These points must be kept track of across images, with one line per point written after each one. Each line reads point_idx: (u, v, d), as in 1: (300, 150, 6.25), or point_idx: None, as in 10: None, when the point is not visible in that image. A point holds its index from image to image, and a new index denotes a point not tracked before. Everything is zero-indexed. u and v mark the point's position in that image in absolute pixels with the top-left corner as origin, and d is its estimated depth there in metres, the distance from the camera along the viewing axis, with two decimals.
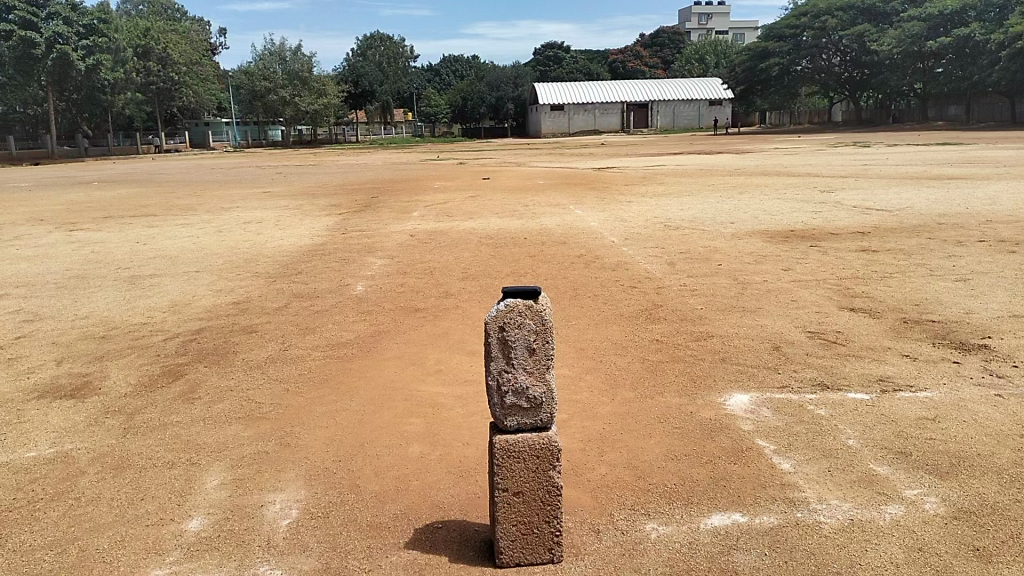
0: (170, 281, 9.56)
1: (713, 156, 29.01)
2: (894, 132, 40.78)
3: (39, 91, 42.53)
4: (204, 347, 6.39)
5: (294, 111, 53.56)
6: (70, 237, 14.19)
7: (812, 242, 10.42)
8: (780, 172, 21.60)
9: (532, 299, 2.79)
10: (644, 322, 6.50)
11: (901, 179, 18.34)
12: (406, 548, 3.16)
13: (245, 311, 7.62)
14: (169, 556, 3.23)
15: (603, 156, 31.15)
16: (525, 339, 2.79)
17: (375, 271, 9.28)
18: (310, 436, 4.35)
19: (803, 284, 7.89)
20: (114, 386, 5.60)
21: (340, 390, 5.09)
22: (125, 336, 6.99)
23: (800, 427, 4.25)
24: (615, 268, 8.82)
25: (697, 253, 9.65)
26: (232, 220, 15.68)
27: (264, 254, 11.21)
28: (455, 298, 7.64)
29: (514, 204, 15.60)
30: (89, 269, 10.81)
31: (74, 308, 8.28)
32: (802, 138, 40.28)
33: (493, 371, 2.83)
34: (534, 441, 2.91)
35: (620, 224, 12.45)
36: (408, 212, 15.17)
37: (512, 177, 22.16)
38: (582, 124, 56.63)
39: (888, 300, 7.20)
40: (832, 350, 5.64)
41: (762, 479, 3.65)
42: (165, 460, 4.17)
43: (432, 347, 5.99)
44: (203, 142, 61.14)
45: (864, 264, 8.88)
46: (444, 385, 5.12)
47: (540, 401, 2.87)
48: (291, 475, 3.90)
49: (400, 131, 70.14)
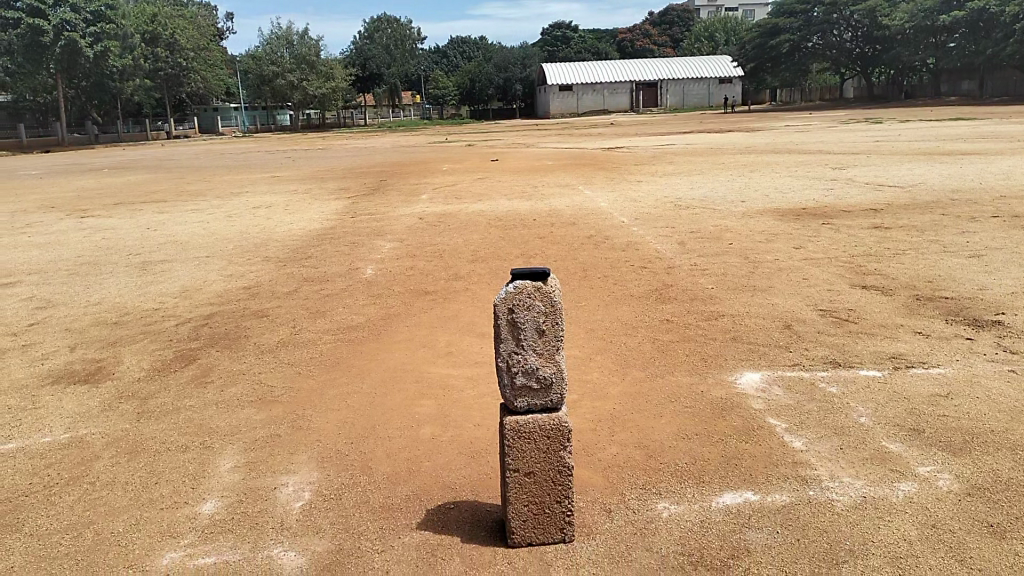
0: (181, 266, 9.59)
1: (724, 135, 28.79)
2: (908, 107, 40.43)
3: (47, 79, 42.58)
4: (216, 332, 6.41)
5: (302, 95, 53.43)
6: (81, 224, 14.28)
7: (823, 219, 10.36)
8: (790, 149, 21.47)
9: (541, 280, 2.77)
10: (654, 302, 6.49)
11: (913, 155, 18.19)
12: (418, 529, 3.18)
13: (255, 296, 7.66)
14: (183, 538, 3.26)
15: (612, 137, 30.99)
16: (535, 320, 2.78)
17: (385, 254, 9.29)
18: (323, 419, 4.37)
19: (814, 262, 7.84)
20: (127, 370, 5.64)
21: (351, 373, 5.10)
22: (138, 322, 7.03)
23: (811, 405, 4.23)
24: (625, 248, 8.80)
25: (707, 233, 9.62)
26: (242, 205, 15.72)
27: (274, 238, 11.24)
28: (465, 280, 7.64)
29: (523, 186, 15.55)
30: (101, 255, 10.87)
31: (86, 295, 8.32)
32: (813, 115, 39.93)
33: (503, 353, 2.83)
34: (544, 422, 2.91)
35: (629, 204, 12.41)
36: (418, 195, 15.19)
37: (521, 158, 22.07)
38: (591, 104, 56.31)
39: (901, 277, 7.14)
40: (844, 328, 5.61)
41: (774, 457, 3.65)
42: (178, 444, 4.19)
43: (442, 330, 6.00)
44: (212, 128, 61.28)
45: (876, 241, 8.83)
46: (454, 367, 5.13)
47: (551, 382, 2.86)
48: (304, 457, 3.92)
49: (408, 113, 70.02)
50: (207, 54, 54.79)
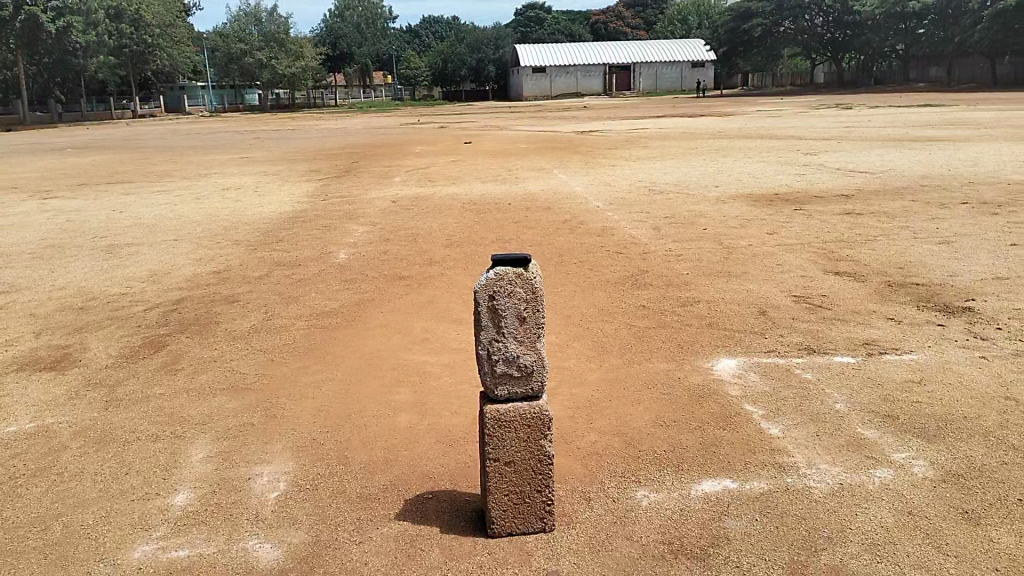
0: (149, 249, 9.42)
1: (697, 119, 28.86)
2: (878, 93, 40.84)
3: (6, 55, 41.50)
4: (186, 318, 6.29)
5: (271, 74, 52.62)
6: (45, 205, 13.96)
7: (796, 205, 10.41)
8: (762, 135, 21.57)
9: (523, 267, 2.74)
10: (630, 288, 6.48)
11: (882, 141, 18.41)
12: (397, 519, 3.15)
13: (225, 280, 7.53)
14: (155, 531, 3.19)
15: (586, 120, 30.95)
16: (516, 307, 2.75)
17: (358, 238, 9.18)
18: (297, 407, 4.31)
19: (788, 248, 7.88)
20: (94, 357, 5.51)
21: (325, 360, 5.03)
22: (105, 307, 6.89)
23: (788, 391, 4.25)
24: (600, 233, 8.79)
25: (681, 218, 9.65)
26: (210, 187, 15.45)
27: (244, 221, 11.07)
28: (441, 265, 7.56)
29: (497, 169, 15.46)
30: (66, 237, 10.63)
31: (51, 279, 8.13)
32: (784, 100, 40.21)
33: (483, 341, 2.79)
34: (525, 411, 2.88)
35: (604, 188, 12.39)
36: (390, 177, 15.06)
37: (494, 141, 21.92)
38: (563, 87, 56.18)
39: (873, 263, 7.21)
40: (818, 314, 5.65)
41: (752, 444, 3.66)
42: (149, 434, 4.11)
43: (418, 315, 5.94)
44: (178, 107, 60.21)
45: (847, 227, 8.90)
46: (430, 354, 5.08)
47: (531, 369, 2.84)
48: (278, 446, 3.86)
49: (379, 94, 69.31)
50: (173, 31, 53.66)
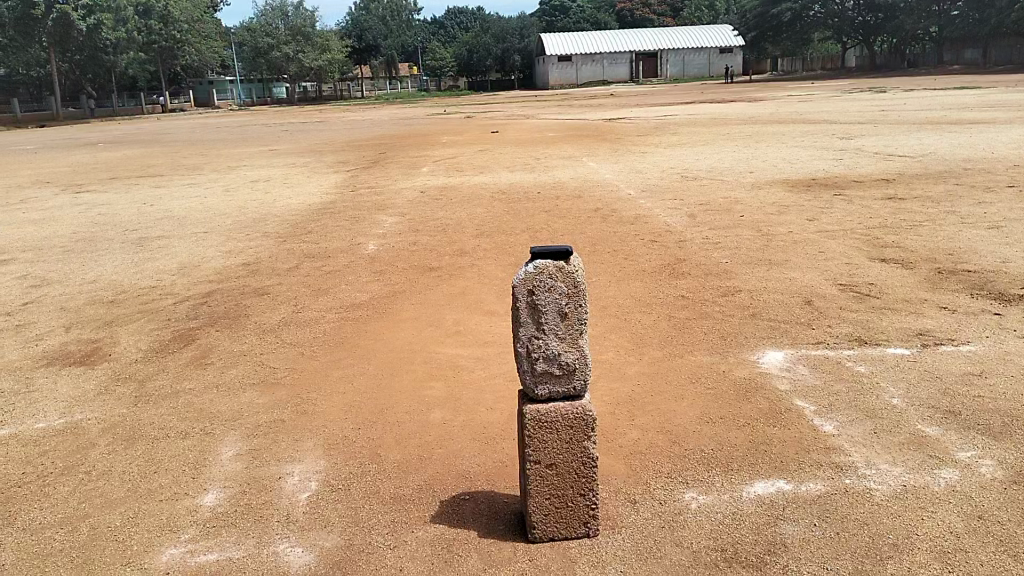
0: (178, 242, 9.40)
1: (727, 105, 28.41)
2: (912, 76, 39.97)
3: (40, 52, 42.33)
4: (215, 311, 6.21)
5: (298, 67, 52.89)
6: (77, 200, 14.05)
7: (835, 190, 10.10)
8: (795, 119, 21.12)
9: (564, 260, 2.59)
10: (669, 277, 6.28)
11: (918, 124, 17.93)
12: (432, 523, 3.00)
13: (255, 272, 7.45)
14: (184, 533, 3.08)
15: (614, 107, 30.56)
16: (557, 303, 2.60)
17: (387, 228, 9.06)
18: (328, 402, 4.19)
19: (829, 235, 7.61)
20: (124, 352, 5.45)
21: (356, 354, 4.90)
22: (135, 300, 6.84)
23: (840, 386, 4.04)
24: (633, 221, 8.59)
25: (717, 204, 9.41)
26: (239, 179, 15.47)
27: (273, 213, 11.01)
28: (471, 256, 7.41)
29: (525, 158, 15.28)
30: (97, 231, 10.66)
31: (82, 272, 8.12)
32: (815, 85, 39.45)
33: (522, 339, 2.65)
34: (567, 411, 2.72)
35: (635, 175, 12.16)
36: (418, 167, 14.95)
37: (520, 130, 21.71)
38: (590, 75, 55.74)
39: (919, 249, 6.93)
40: (866, 303, 5.42)
41: (805, 443, 3.46)
42: (178, 431, 4.01)
43: (449, 307, 5.80)
44: (207, 102, 60.86)
45: (890, 212, 8.59)
46: (463, 347, 4.94)
47: (574, 368, 2.67)
48: (309, 444, 3.73)
49: (405, 85, 69.38)
50: (200, 24, 54.07)
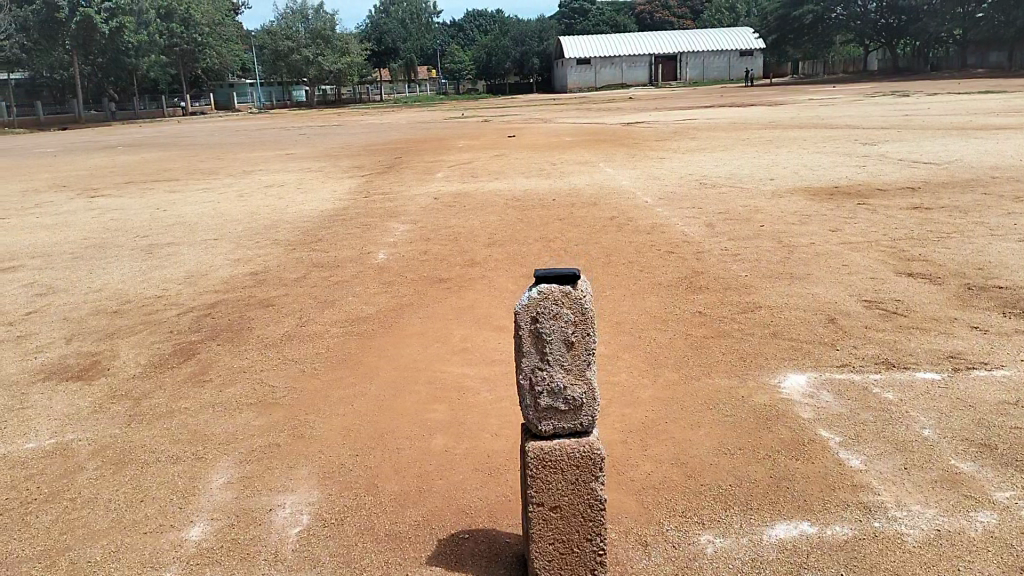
0: (187, 249, 9.28)
1: (747, 109, 28.09)
2: (936, 80, 39.35)
3: (63, 56, 42.77)
4: (219, 323, 6.06)
5: (318, 71, 53.04)
6: (91, 204, 14.01)
7: (858, 199, 9.83)
8: (816, 124, 20.76)
9: (570, 284, 2.39)
10: (685, 291, 6.05)
11: (943, 129, 17.58)
12: (428, 565, 2.81)
13: (262, 282, 7.29)
14: (167, 571, 2.91)
15: (632, 111, 30.32)
16: (563, 332, 2.40)
17: (398, 237, 8.89)
18: (326, 425, 4.00)
19: (853, 246, 7.34)
20: (122, 366, 5.30)
21: (359, 372, 4.72)
22: (138, 311, 6.70)
23: (868, 415, 3.80)
24: (650, 231, 8.38)
25: (736, 213, 9.17)
26: (253, 184, 15.40)
27: (284, 219, 10.89)
28: (482, 266, 7.22)
29: (540, 163, 15.07)
30: (108, 237, 10.58)
31: (89, 280, 8.01)
32: (836, 89, 38.96)
33: (525, 370, 2.46)
34: (573, 450, 2.51)
35: (653, 182, 11.93)
36: (432, 172, 14.81)
37: (537, 134, 21.51)
38: (608, 78, 55.46)
39: (948, 263, 6.65)
40: (893, 322, 5.17)
41: (831, 479, 3.23)
42: (169, 455, 3.84)
43: (457, 322, 5.61)
44: (227, 105, 61.24)
45: (916, 222, 8.32)
46: (469, 366, 4.74)
47: (580, 402, 2.47)
48: (304, 472, 3.54)
49: (424, 89, 69.47)
50: (221, 28, 54.37)
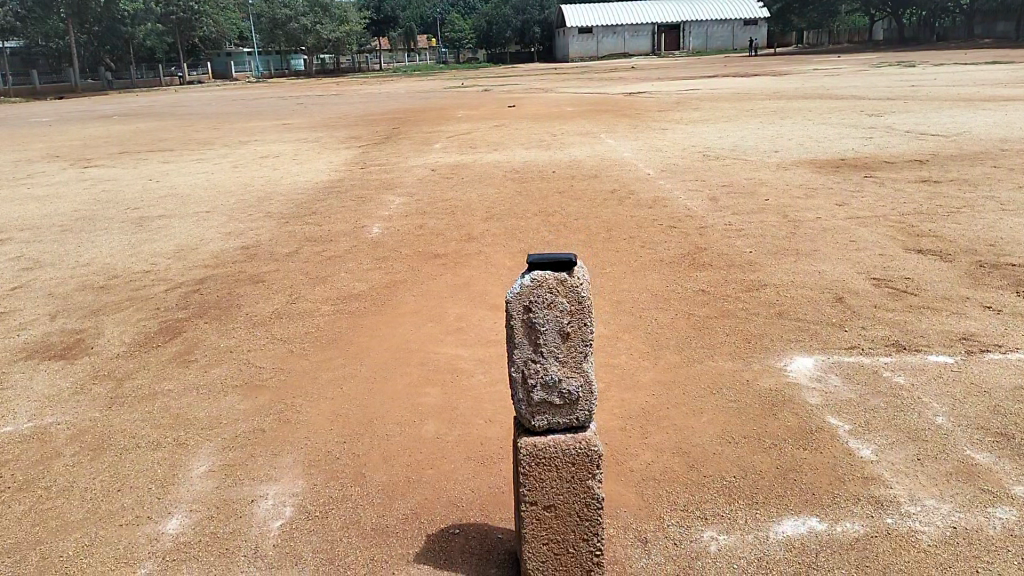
0: (179, 222, 9.08)
1: (750, 79, 27.70)
2: (942, 50, 38.83)
3: (59, 23, 42.25)
4: (207, 299, 5.89)
5: (317, 39, 52.40)
6: (84, 175, 13.79)
7: (865, 172, 9.62)
8: (820, 95, 20.44)
9: (566, 271, 2.21)
10: (688, 268, 5.87)
11: (950, 101, 17.27)
12: (415, 563, 2.66)
13: (253, 257, 7.11)
14: (141, 568, 2.76)
15: (634, 81, 29.92)
16: (558, 322, 2.23)
17: (394, 210, 8.70)
18: (314, 410, 3.85)
19: (860, 221, 7.14)
20: (106, 345, 5.13)
21: (349, 353, 4.55)
22: (126, 286, 6.53)
23: (878, 401, 3.63)
24: (651, 204, 8.18)
25: (740, 187, 8.96)
26: (248, 155, 15.15)
27: (279, 191, 10.69)
28: (479, 241, 7.03)
29: (540, 134, 14.81)
30: (99, 209, 10.38)
31: (77, 254, 7.82)
32: (841, 59, 38.40)
33: (517, 362, 2.29)
34: (568, 446, 2.34)
35: (654, 154, 11.70)
36: (430, 143, 14.57)
37: (537, 104, 21.21)
38: (610, 47, 54.79)
39: (958, 239, 6.46)
40: (902, 301, 5.00)
41: (840, 470, 3.08)
42: (150, 440, 3.68)
43: (452, 300, 5.43)
44: (225, 74, 60.61)
45: (925, 197, 8.11)
46: (463, 346, 4.57)
47: (576, 397, 2.30)
48: (288, 461, 3.39)
49: (424, 58, 68.74)
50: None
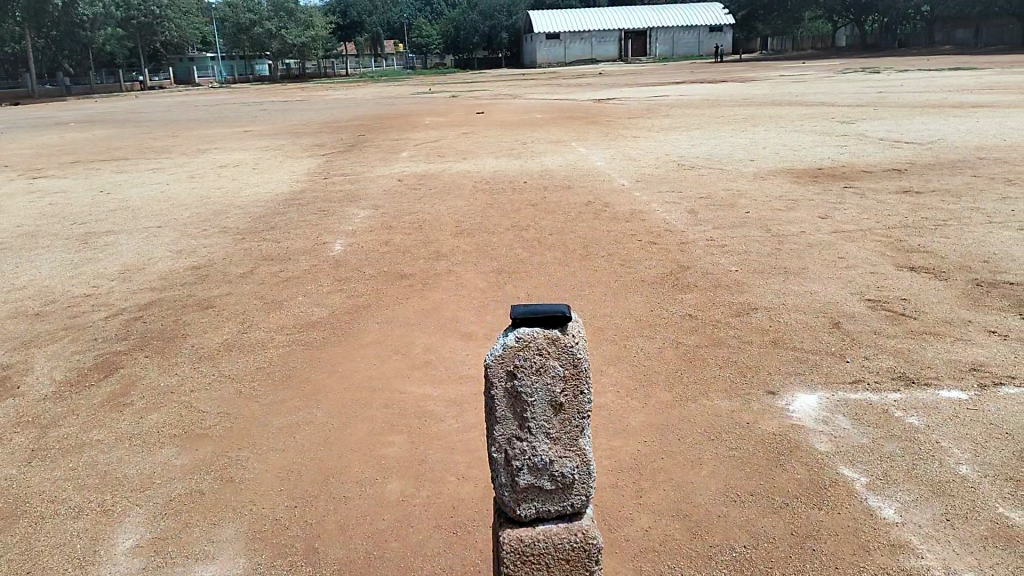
0: (127, 238, 8.52)
1: (719, 86, 27.59)
2: (906, 57, 39.18)
3: (14, 27, 41.05)
4: (151, 328, 5.38)
5: (281, 44, 51.57)
6: (32, 186, 13.13)
7: (845, 182, 9.36)
8: (790, 101, 20.33)
9: (559, 328, 1.81)
10: (672, 289, 5.50)
11: (919, 107, 17.20)
12: None
13: (205, 278, 6.61)
14: None
15: (603, 87, 29.69)
16: (549, 391, 1.82)
17: (358, 224, 8.23)
18: (262, 464, 3.39)
19: (846, 236, 6.84)
20: (34, 383, 4.61)
21: (304, 393, 4.09)
22: (63, 313, 5.98)
23: (893, 447, 3.27)
24: (629, 217, 7.83)
25: (719, 198, 8.65)
26: (207, 164, 14.57)
27: (236, 204, 10.16)
28: (449, 260, 6.60)
29: (509, 141, 14.43)
30: (43, 224, 9.76)
31: (14, 276, 7.24)
32: (807, 65, 38.56)
33: (498, 439, 1.87)
34: (561, 540, 1.91)
35: (627, 163, 11.36)
36: (397, 152, 14.10)
37: (507, 111, 20.85)
38: (577, 53, 54.70)
39: (950, 255, 6.17)
40: (902, 326, 4.67)
41: (865, 537, 2.70)
42: (71, 506, 3.20)
43: (419, 327, 5.00)
44: (187, 79, 59.47)
45: (908, 209, 7.84)
46: (432, 384, 4.14)
47: (572, 481, 1.88)
48: (231, 532, 2.93)
49: (390, 63, 68.15)
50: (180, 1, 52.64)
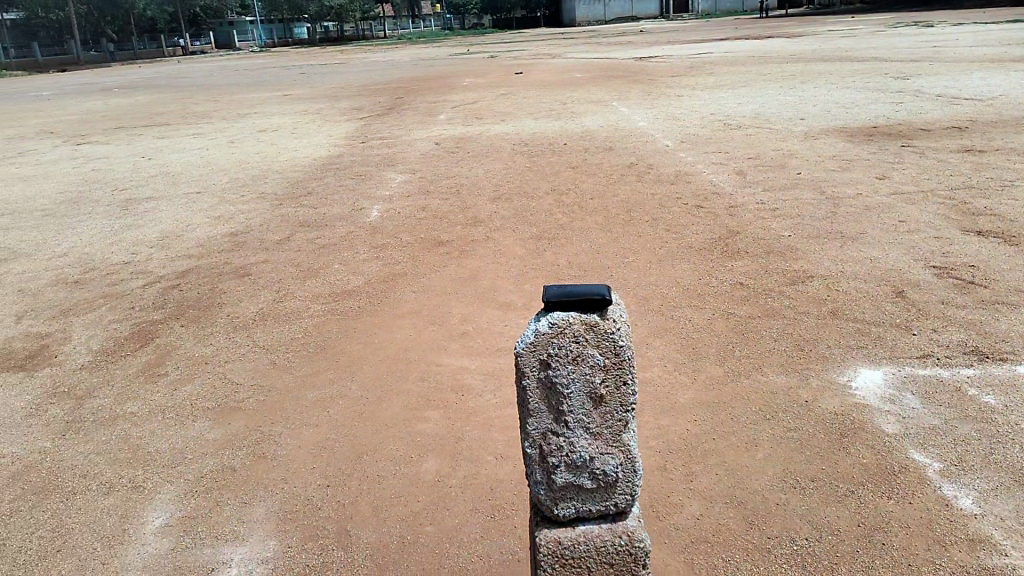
0: (166, 204, 8.48)
1: (766, 42, 26.73)
2: (962, 8, 37.54)
3: None
4: (187, 297, 5.31)
5: (319, 6, 51.27)
6: (75, 152, 13.21)
7: (901, 141, 8.91)
8: (841, 57, 19.57)
9: (598, 312, 1.62)
10: (721, 256, 5.25)
11: (980, 61, 16.40)
12: None
13: (242, 245, 6.52)
14: None
15: (644, 45, 28.95)
16: (587, 382, 1.64)
17: (395, 189, 8.08)
18: (295, 441, 3.27)
19: (906, 198, 6.48)
20: (71, 352, 4.56)
21: (339, 365, 3.97)
22: (102, 280, 5.94)
23: (966, 430, 3.03)
24: (674, 180, 7.54)
25: (769, 158, 8.30)
26: (246, 128, 14.51)
27: (274, 169, 10.07)
28: (487, 226, 6.42)
29: (548, 102, 14.11)
30: (84, 190, 9.78)
31: (55, 243, 7.24)
32: (858, 19, 37.19)
33: (532, 434, 1.70)
34: (604, 542, 1.74)
35: (671, 123, 11.00)
36: (435, 114, 13.89)
37: (547, 71, 20.41)
38: (618, 11, 53.47)
39: (1019, 217, 5.79)
40: (972, 295, 4.37)
41: (938, 530, 2.48)
42: (102, 482, 3.11)
43: (457, 296, 4.84)
44: (227, 44, 59.62)
45: (971, 168, 7.42)
46: (470, 356, 3.98)
47: (614, 479, 1.70)
48: (261, 512, 2.82)
49: (429, 25, 67.50)
50: None
